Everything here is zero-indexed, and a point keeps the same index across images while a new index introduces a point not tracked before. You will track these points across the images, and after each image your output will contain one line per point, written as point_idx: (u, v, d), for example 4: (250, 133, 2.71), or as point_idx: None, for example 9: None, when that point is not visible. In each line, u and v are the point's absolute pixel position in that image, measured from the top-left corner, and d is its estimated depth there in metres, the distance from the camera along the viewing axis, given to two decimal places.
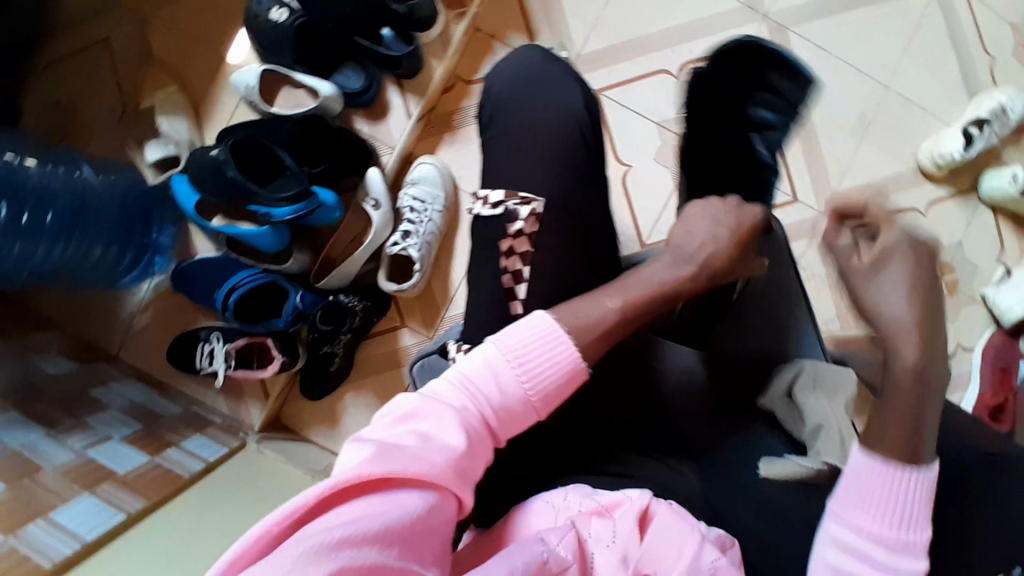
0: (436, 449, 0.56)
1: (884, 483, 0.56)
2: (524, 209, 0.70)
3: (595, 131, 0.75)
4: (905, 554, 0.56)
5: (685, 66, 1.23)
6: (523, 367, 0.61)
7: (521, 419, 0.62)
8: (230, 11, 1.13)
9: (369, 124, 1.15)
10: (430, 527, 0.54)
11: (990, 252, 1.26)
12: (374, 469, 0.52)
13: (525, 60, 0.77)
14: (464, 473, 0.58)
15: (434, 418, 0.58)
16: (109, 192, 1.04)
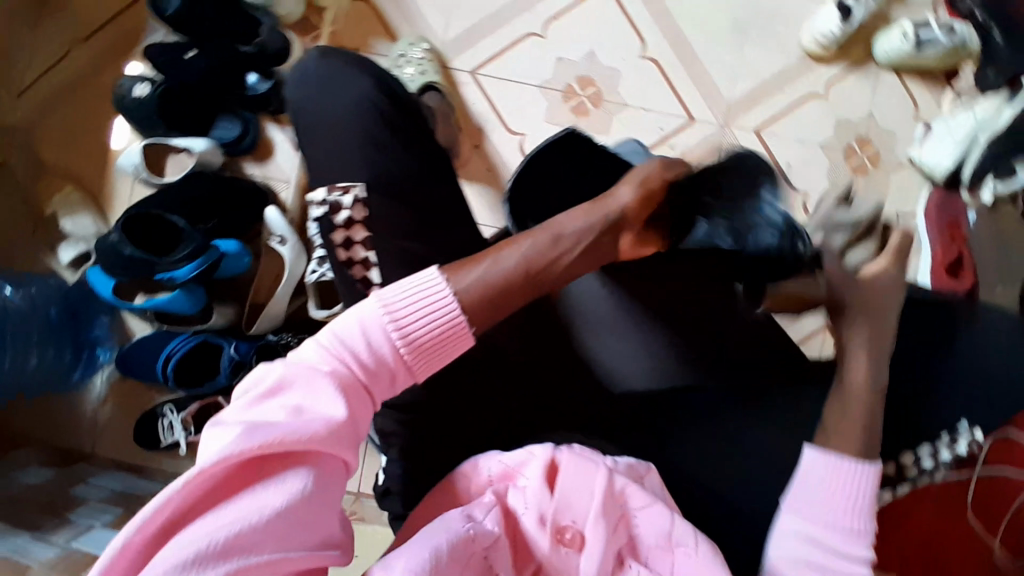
0: (309, 420, 0.51)
1: (832, 489, 0.62)
2: (347, 198, 0.72)
3: (397, 111, 0.78)
4: (858, 540, 0.61)
5: (549, 23, 1.24)
6: (395, 321, 0.56)
7: (404, 375, 0.58)
8: (104, 102, 1.18)
9: (259, 166, 1.17)
10: (315, 505, 0.49)
11: (904, 112, 1.23)
12: (242, 451, 0.47)
13: (313, 65, 0.79)
14: (347, 438, 0.53)
15: (307, 388, 0.53)
16: (30, 303, 1.07)
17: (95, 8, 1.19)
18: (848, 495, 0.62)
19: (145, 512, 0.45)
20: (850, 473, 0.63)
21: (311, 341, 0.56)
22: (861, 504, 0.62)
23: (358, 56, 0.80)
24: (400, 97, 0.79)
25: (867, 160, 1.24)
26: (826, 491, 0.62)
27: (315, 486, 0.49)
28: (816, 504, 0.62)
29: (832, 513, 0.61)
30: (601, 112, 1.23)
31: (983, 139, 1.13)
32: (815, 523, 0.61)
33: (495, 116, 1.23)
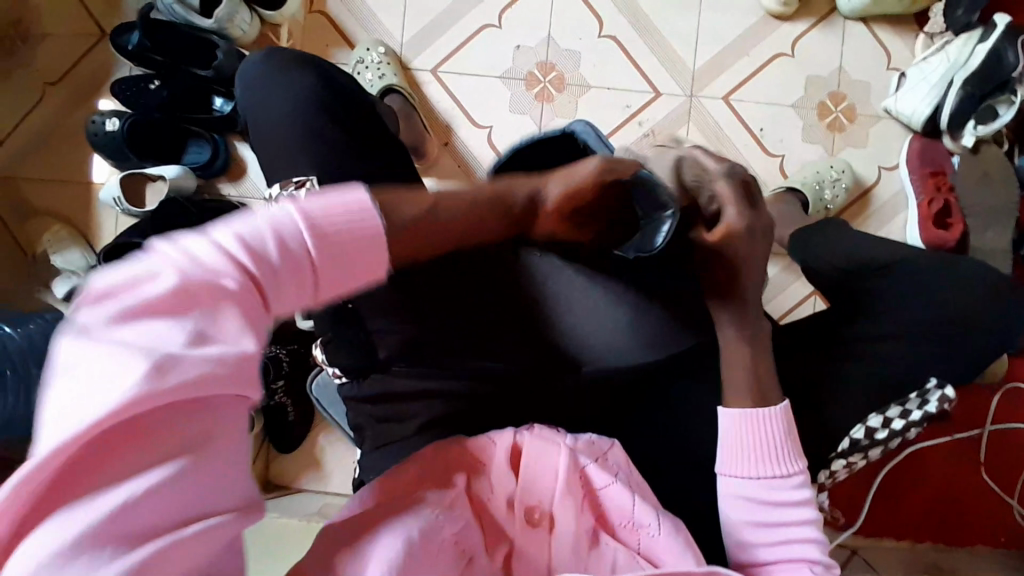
0: (195, 351, 0.39)
1: (756, 443, 0.68)
2: (302, 194, 0.63)
3: (349, 106, 0.71)
4: (787, 484, 0.67)
5: (503, 14, 1.23)
6: (305, 227, 0.45)
7: (308, 284, 0.46)
8: (82, 138, 1.23)
9: (234, 186, 1.19)
10: (213, 476, 0.39)
11: (877, 62, 1.20)
12: (133, 406, 0.36)
13: (253, 64, 0.72)
14: (253, 370, 0.42)
15: (171, 307, 0.39)
16: (30, 339, 1.13)
17: (64, 49, 1.23)
18: (774, 445, 0.68)
19: (10, 481, 0.34)
20: (765, 419, 0.68)
21: (198, 246, 0.43)
22: (779, 447, 0.68)
23: (300, 52, 0.73)
24: (348, 92, 0.72)
25: (841, 116, 1.20)
26: (748, 447, 0.68)
27: (207, 458, 0.39)
28: (742, 462, 0.68)
29: (758, 468, 0.67)
30: (564, 96, 1.22)
31: (960, 79, 1.09)
32: (747, 484, 0.67)
33: (460, 112, 1.24)
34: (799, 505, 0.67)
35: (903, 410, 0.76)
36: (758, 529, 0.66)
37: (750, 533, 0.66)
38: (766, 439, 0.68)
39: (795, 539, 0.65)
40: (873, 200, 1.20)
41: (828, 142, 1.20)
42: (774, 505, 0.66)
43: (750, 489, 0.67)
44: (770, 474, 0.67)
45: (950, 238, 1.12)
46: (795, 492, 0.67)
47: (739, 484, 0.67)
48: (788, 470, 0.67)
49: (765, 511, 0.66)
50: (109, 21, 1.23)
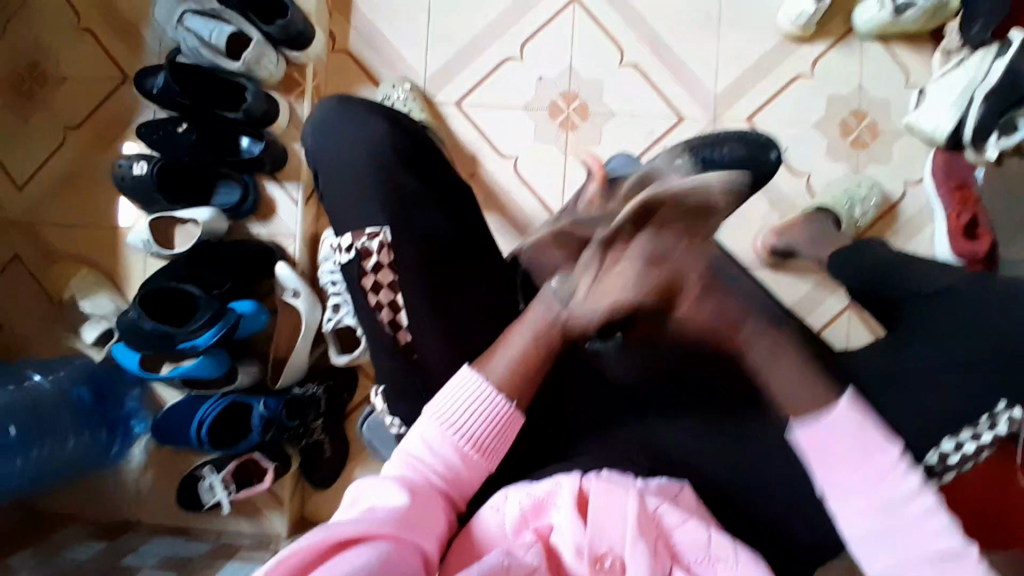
0: (384, 514, 0.57)
1: (844, 444, 0.59)
2: (375, 242, 0.72)
3: (414, 145, 0.77)
4: (894, 485, 0.59)
5: (524, 45, 1.25)
6: (451, 426, 0.65)
7: (472, 471, 0.66)
8: (106, 183, 1.23)
9: (264, 225, 1.20)
10: (399, 571, 0.53)
11: (895, 80, 1.21)
12: (317, 540, 0.51)
13: (328, 109, 0.78)
14: (416, 527, 0.58)
15: (380, 492, 0.61)
16: (59, 385, 1.12)
17: (87, 95, 1.24)
18: (864, 438, 0.59)
19: None
20: (841, 417, 0.59)
21: (388, 461, 0.66)
22: (869, 440, 0.59)
23: (367, 100, 0.79)
24: (412, 132, 0.78)
25: (864, 133, 1.22)
26: (837, 451, 0.59)
27: (391, 556, 0.53)
28: (836, 472, 0.60)
29: (856, 470, 0.59)
30: (588, 124, 1.23)
31: (979, 97, 1.06)
32: (851, 497, 0.59)
33: (485, 143, 1.24)
34: (918, 497, 0.59)
35: (975, 433, 0.72)
36: (879, 542, 0.59)
37: (870, 547, 0.59)
38: (857, 436, 0.59)
39: (926, 536, 0.58)
40: (899, 215, 1.21)
41: (851, 159, 1.22)
42: (888, 509, 0.58)
43: (859, 499, 0.59)
44: (868, 473, 0.59)
45: (981, 248, 1.11)
46: (905, 483, 0.59)
47: (845, 496, 0.60)
48: (886, 463, 0.59)
49: (880, 518, 0.58)
50: (132, 65, 1.23)
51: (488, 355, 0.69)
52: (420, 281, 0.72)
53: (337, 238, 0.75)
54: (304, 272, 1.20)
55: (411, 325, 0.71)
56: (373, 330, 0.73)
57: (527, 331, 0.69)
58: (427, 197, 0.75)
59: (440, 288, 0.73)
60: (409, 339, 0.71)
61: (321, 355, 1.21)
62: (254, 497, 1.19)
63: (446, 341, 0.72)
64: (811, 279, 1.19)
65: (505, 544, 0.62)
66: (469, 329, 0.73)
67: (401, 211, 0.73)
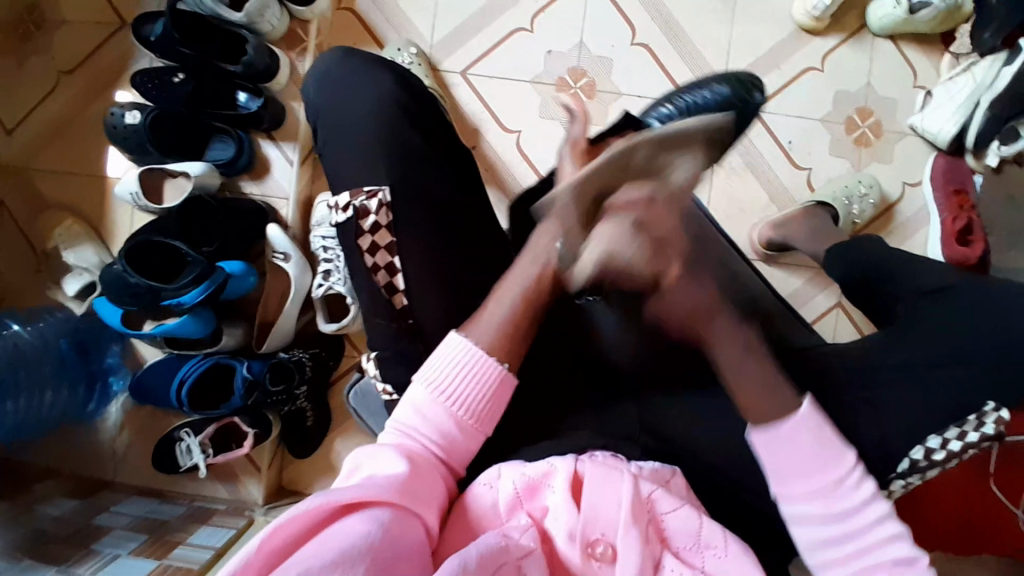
0: (381, 483, 0.56)
1: (804, 452, 0.62)
2: (373, 202, 0.70)
3: (424, 105, 0.76)
4: (843, 492, 0.62)
5: (536, 17, 1.22)
6: (447, 394, 0.64)
7: (469, 439, 0.65)
8: (95, 131, 1.18)
9: (257, 184, 1.17)
10: (400, 539, 0.52)
11: (904, 79, 1.21)
12: (316, 504, 0.50)
13: (336, 61, 0.76)
14: (414, 495, 0.57)
15: (377, 462, 0.60)
16: (40, 337, 1.08)
17: (80, 37, 1.19)
18: (822, 449, 0.62)
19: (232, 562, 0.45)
20: (802, 427, 0.62)
21: (383, 431, 0.65)
22: (825, 453, 0.62)
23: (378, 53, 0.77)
24: (421, 92, 0.76)
25: (868, 131, 1.21)
26: (783, 466, 0.62)
27: (390, 525, 0.53)
28: (793, 479, 0.62)
29: (811, 484, 0.62)
30: (595, 104, 1.21)
31: (985, 102, 1.09)
32: (804, 503, 0.62)
33: (489, 115, 1.22)
34: (867, 505, 0.62)
35: (962, 432, 0.73)
36: (831, 549, 0.62)
37: (825, 552, 0.62)
38: (820, 446, 0.62)
39: (879, 544, 0.62)
40: (897, 215, 1.22)
41: (854, 156, 1.22)
42: (842, 516, 0.62)
43: (812, 508, 0.62)
44: (823, 485, 0.62)
45: (973, 253, 1.11)
46: (857, 495, 0.62)
47: (797, 503, 0.63)
48: (841, 475, 0.62)
49: (833, 525, 0.62)
50: (128, 10, 1.18)
51: (474, 319, 0.67)
52: (423, 247, 0.70)
53: (335, 196, 0.72)
54: (296, 235, 1.18)
55: (410, 288, 0.70)
56: (371, 297, 0.71)
57: (511, 298, 0.68)
58: (438, 157, 0.73)
59: (442, 253, 0.71)
60: (407, 303, 0.69)
61: (309, 321, 1.20)
62: (232, 461, 1.17)
63: (444, 309, 0.70)
64: (804, 274, 1.20)
65: (499, 523, 0.61)
66: (467, 296, 0.72)
67: (407, 175, 0.71)
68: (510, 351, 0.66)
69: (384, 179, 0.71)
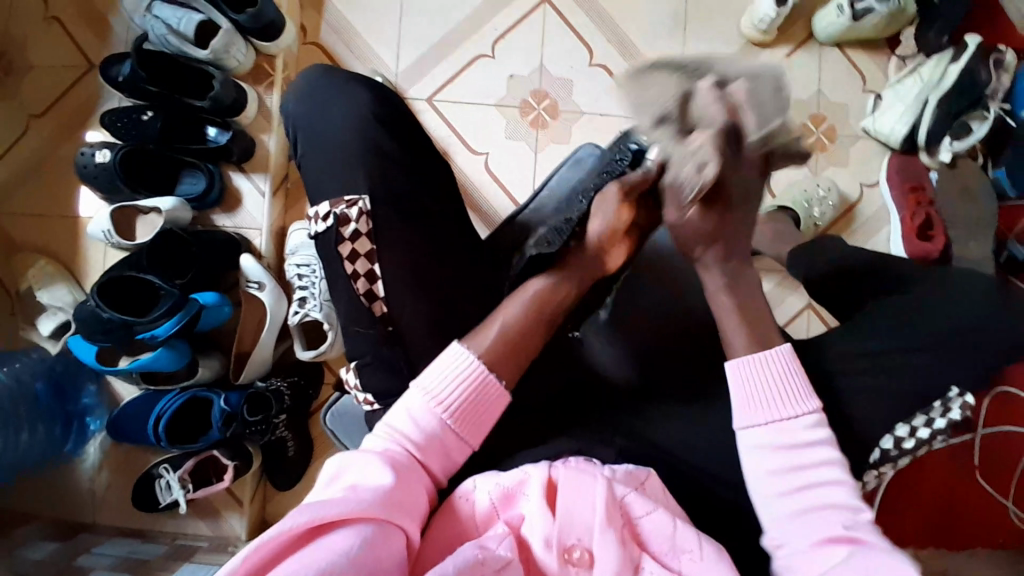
0: (366, 495, 0.55)
1: (766, 386, 0.67)
2: (353, 211, 0.71)
3: (394, 118, 0.77)
4: (800, 427, 0.65)
5: (497, 42, 1.26)
6: (438, 401, 0.64)
7: (458, 447, 0.65)
8: (67, 172, 1.20)
9: (230, 217, 1.18)
10: (382, 556, 0.52)
11: (853, 85, 1.26)
12: (295, 523, 0.50)
13: (311, 76, 0.78)
14: (400, 507, 0.57)
15: (362, 470, 0.59)
16: (15, 377, 1.06)
17: (51, 82, 1.21)
18: (787, 380, 0.67)
19: None
20: (771, 359, 0.68)
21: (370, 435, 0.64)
22: (790, 386, 0.67)
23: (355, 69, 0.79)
24: (394, 107, 0.78)
25: (823, 136, 1.26)
26: (747, 392, 0.67)
27: (375, 542, 0.53)
28: (753, 406, 0.66)
29: (769, 412, 0.66)
30: (559, 123, 1.25)
31: (933, 101, 1.14)
32: (763, 431, 0.66)
33: (457, 139, 1.25)
34: (820, 446, 0.65)
35: (929, 419, 0.78)
36: (784, 494, 0.64)
37: (771, 485, 0.64)
38: (782, 378, 0.67)
39: (823, 484, 0.64)
40: (857, 216, 1.25)
41: (811, 161, 1.26)
42: (792, 449, 0.65)
43: (766, 436, 0.65)
44: (779, 415, 0.65)
45: (935, 248, 1.14)
46: (812, 432, 0.65)
47: (755, 429, 0.66)
48: (800, 410, 0.66)
49: (786, 458, 0.64)
50: (97, 54, 1.21)
51: (477, 331, 0.69)
52: (389, 260, 0.71)
53: (314, 206, 0.73)
54: (269, 265, 1.19)
55: (379, 301, 0.71)
56: (347, 309, 0.71)
57: (521, 303, 0.71)
58: (402, 171, 0.74)
59: (408, 267, 0.72)
60: (384, 310, 0.71)
61: (287, 349, 1.20)
62: (214, 496, 1.16)
63: (413, 321, 0.71)
64: (773, 277, 1.22)
65: (476, 535, 0.61)
66: (438, 305, 0.72)
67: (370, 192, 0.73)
68: (504, 360, 0.67)
69: (347, 198, 0.72)
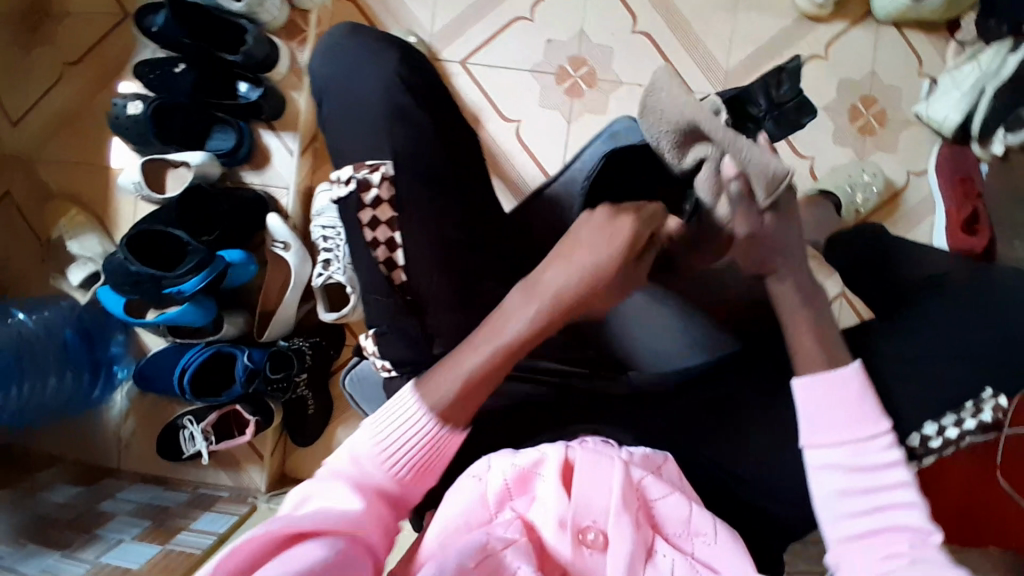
0: (336, 511, 0.57)
1: (839, 403, 0.63)
2: (375, 175, 0.69)
3: (426, 84, 0.75)
4: (870, 451, 0.62)
5: (536, 5, 1.21)
6: (423, 413, 0.63)
7: (415, 485, 0.64)
8: (98, 122, 1.19)
9: (258, 173, 1.18)
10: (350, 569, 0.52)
11: (909, 66, 1.19)
12: (269, 529, 0.52)
13: (336, 40, 0.75)
14: (369, 526, 0.57)
15: (343, 482, 0.61)
16: (46, 324, 1.09)
17: (83, 30, 1.20)
18: (861, 400, 0.64)
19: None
20: (843, 379, 0.64)
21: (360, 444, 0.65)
22: (856, 400, 0.63)
23: (381, 32, 0.76)
24: (423, 73, 0.75)
25: (872, 119, 1.20)
26: (824, 414, 0.64)
27: (345, 553, 0.53)
28: (826, 434, 0.63)
29: (841, 433, 0.63)
30: (596, 92, 1.21)
31: (991, 90, 1.07)
32: (835, 450, 0.62)
33: (489, 105, 1.22)
34: (891, 468, 0.62)
35: (958, 419, 0.73)
36: (847, 499, 0.61)
37: (844, 526, 0.61)
38: (851, 402, 0.63)
39: (892, 507, 0.60)
40: (901, 204, 1.21)
41: (858, 145, 1.20)
42: (864, 470, 0.62)
43: (839, 458, 0.62)
44: (851, 439, 0.62)
45: (978, 245, 1.08)
46: (884, 455, 0.62)
47: (830, 457, 0.63)
48: (875, 432, 0.62)
49: (858, 476, 0.61)
50: (129, 1, 1.19)
51: (492, 321, 0.63)
52: (418, 231, 0.70)
53: (335, 172, 0.72)
54: (296, 225, 1.19)
55: (407, 269, 0.69)
56: (368, 276, 0.70)
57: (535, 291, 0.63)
58: (435, 140, 0.72)
59: (438, 237, 0.70)
60: (405, 279, 0.70)
61: (309, 311, 1.20)
62: (236, 449, 1.18)
63: (440, 293, 0.70)
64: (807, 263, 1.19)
65: (487, 514, 0.61)
66: (462, 280, 0.71)
67: (402, 159, 0.71)
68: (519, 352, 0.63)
69: (376, 164, 0.70)
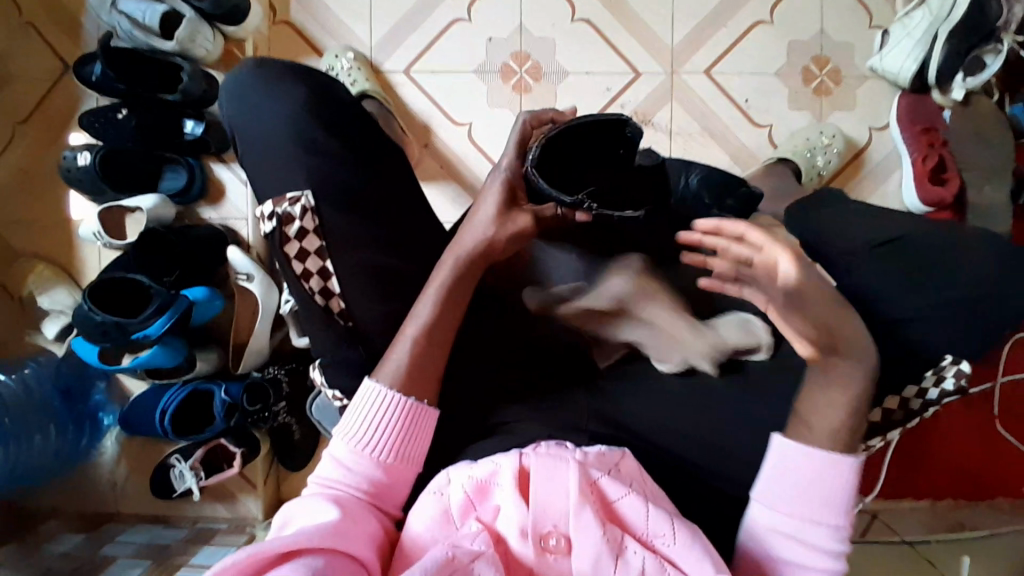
0: (313, 528, 0.55)
1: (807, 473, 0.60)
2: (296, 208, 0.69)
3: (340, 107, 0.74)
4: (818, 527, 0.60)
5: (472, 5, 1.20)
6: (385, 400, 0.65)
7: (399, 481, 0.65)
8: (53, 175, 1.20)
9: (214, 209, 1.18)
10: None
11: (859, 20, 1.16)
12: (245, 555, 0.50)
13: (245, 73, 0.74)
14: (349, 536, 0.56)
15: (315, 507, 0.61)
16: (25, 384, 1.11)
17: (26, 86, 1.20)
18: (833, 488, 0.60)
19: None
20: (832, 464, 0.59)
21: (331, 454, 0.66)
22: (829, 485, 0.60)
23: (290, 61, 0.75)
24: (337, 97, 0.75)
25: (827, 79, 1.17)
26: (794, 472, 0.60)
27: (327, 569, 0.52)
28: (786, 481, 0.61)
29: (797, 496, 0.60)
30: (543, 86, 1.19)
31: (943, 34, 1.05)
32: (786, 501, 0.60)
33: (437, 110, 1.21)
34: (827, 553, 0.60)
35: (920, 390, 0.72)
36: (770, 546, 0.60)
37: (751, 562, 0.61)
38: (825, 481, 0.60)
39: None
40: (867, 160, 1.17)
41: (815, 107, 1.18)
42: (801, 534, 0.60)
43: (783, 512, 0.60)
44: (806, 506, 0.60)
45: (949, 194, 1.07)
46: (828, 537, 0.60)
47: (776, 503, 0.61)
48: (826, 513, 0.60)
49: (791, 532, 0.60)
50: (68, 52, 1.19)
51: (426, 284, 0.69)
52: (350, 255, 0.70)
53: (259, 208, 0.72)
54: (258, 255, 1.18)
55: (342, 293, 0.69)
56: (305, 306, 0.71)
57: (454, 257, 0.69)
58: (358, 163, 0.72)
59: (371, 258, 0.70)
60: (343, 305, 0.70)
61: (283, 337, 1.20)
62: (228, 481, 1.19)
63: (379, 314, 0.70)
64: None
65: (450, 530, 0.60)
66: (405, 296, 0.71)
67: (326, 185, 0.70)
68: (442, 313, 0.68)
69: (302, 190, 0.70)
